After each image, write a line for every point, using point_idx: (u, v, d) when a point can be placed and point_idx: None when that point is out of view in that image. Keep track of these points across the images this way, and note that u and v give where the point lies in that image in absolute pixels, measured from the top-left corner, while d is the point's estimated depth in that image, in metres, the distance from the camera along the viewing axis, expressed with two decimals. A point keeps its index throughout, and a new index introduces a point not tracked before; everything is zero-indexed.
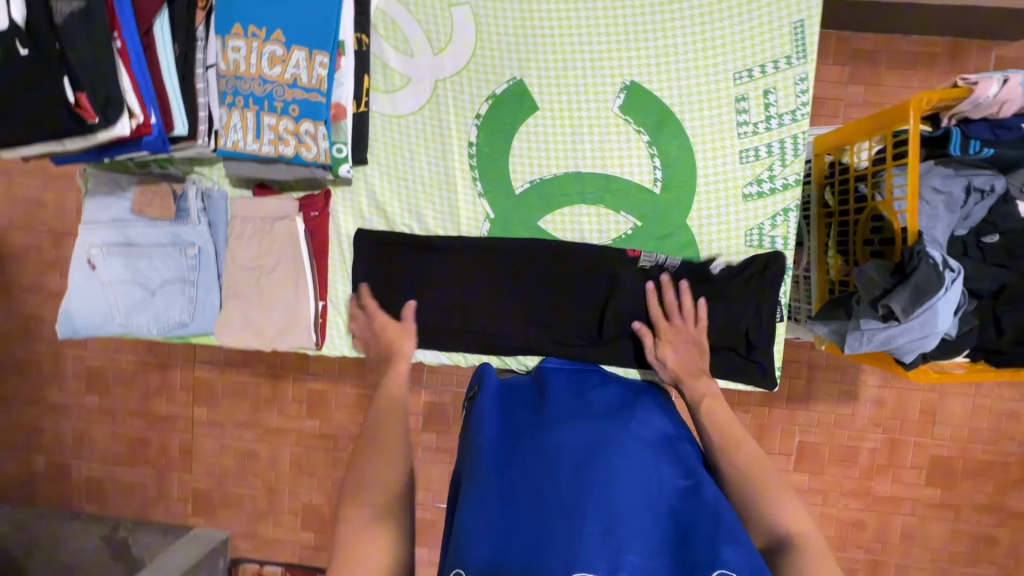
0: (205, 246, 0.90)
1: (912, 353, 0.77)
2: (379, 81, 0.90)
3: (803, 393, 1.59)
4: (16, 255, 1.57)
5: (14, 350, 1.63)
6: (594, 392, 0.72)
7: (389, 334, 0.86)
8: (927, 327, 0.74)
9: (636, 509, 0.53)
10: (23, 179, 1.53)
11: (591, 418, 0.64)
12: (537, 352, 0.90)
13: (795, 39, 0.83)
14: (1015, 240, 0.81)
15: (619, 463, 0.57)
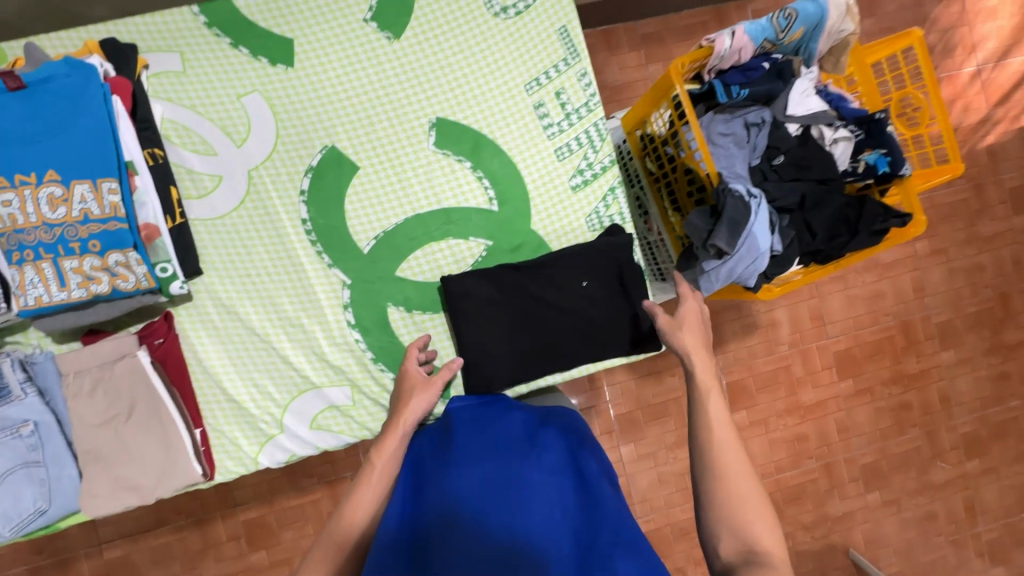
0: (42, 417, 0.81)
1: (753, 275, 0.85)
2: (189, 188, 0.87)
3: (712, 340, 1.70)
4: None
5: None
6: (498, 422, 0.74)
7: (412, 380, 0.82)
8: (755, 249, 0.83)
9: (540, 529, 0.56)
10: None
11: (496, 453, 0.66)
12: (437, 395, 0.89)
13: (565, 43, 0.93)
14: (798, 156, 0.93)
15: (520, 487, 0.60)
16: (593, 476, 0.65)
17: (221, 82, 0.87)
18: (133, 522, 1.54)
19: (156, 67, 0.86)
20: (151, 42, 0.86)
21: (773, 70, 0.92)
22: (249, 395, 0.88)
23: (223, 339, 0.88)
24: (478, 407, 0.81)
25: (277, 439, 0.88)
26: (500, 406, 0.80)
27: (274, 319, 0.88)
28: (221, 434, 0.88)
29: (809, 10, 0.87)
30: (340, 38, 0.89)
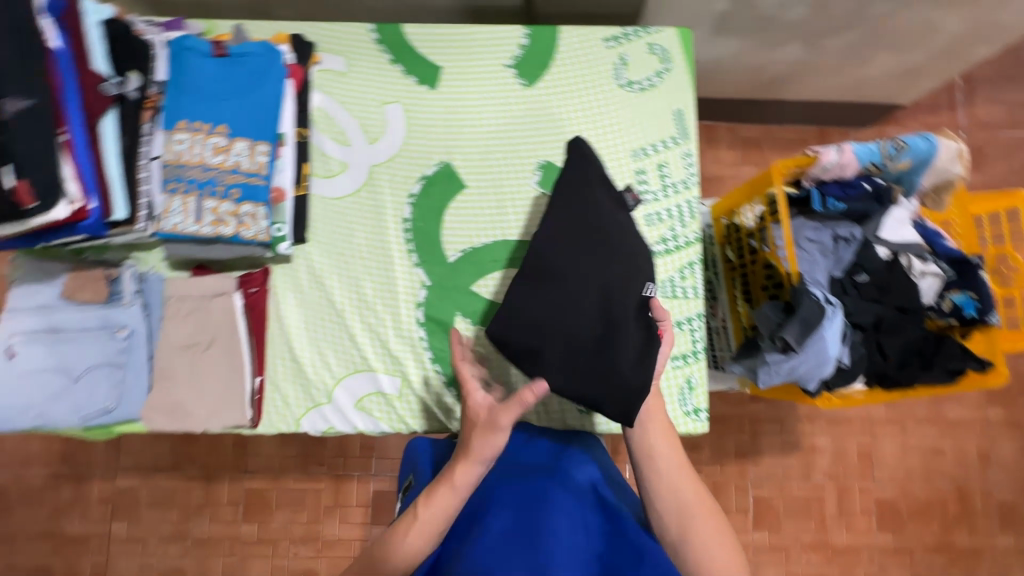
0: (137, 327, 0.90)
1: (815, 378, 0.85)
2: (318, 167, 0.98)
3: (749, 447, 1.64)
4: None
5: None
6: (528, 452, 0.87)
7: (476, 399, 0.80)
8: (824, 353, 0.83)
9: (567, 545, 0.69)
10: None
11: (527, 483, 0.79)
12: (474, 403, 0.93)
13: (678, 123, 1.00)
14: (881, 278, 0.93)
15: (549, 511, 0.73)
16: (612, 501, 0.77)
17: (373, 89, 1.00)
18: (155, 459, 1.63)
19: (326, 64, 1.00)
20: (326, 44, 1.00)
21: (872, 192, 0.95)
22: (311, 360, 0.94)
23: (303, 304, 0.95)
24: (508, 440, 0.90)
25: (322, 408, 0.93)
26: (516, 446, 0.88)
27: (353, 299, 0.96)
28: (276, 389, 0.93)
29: (921, 146, 0.90)
30: (482, 75, 1.00)
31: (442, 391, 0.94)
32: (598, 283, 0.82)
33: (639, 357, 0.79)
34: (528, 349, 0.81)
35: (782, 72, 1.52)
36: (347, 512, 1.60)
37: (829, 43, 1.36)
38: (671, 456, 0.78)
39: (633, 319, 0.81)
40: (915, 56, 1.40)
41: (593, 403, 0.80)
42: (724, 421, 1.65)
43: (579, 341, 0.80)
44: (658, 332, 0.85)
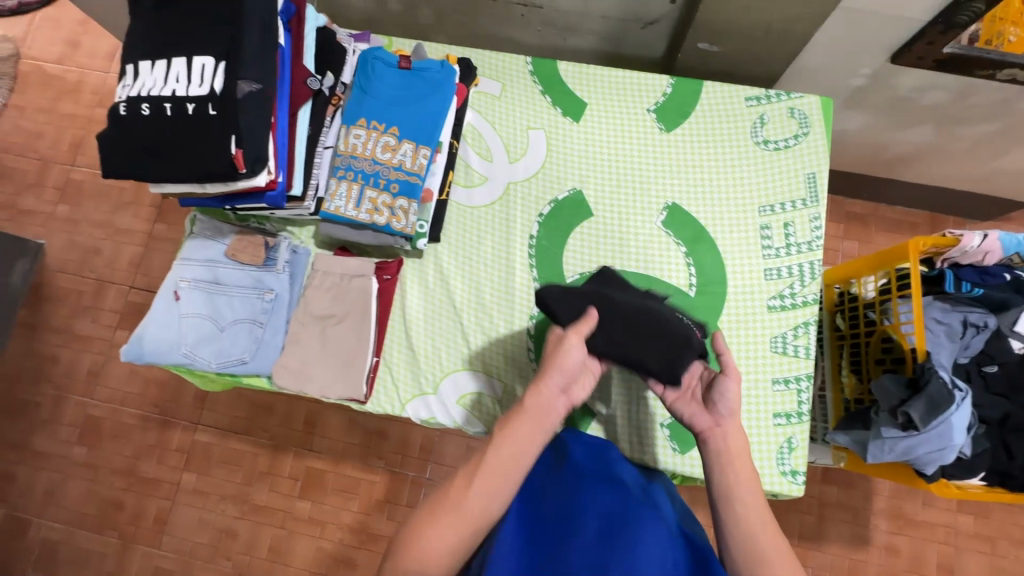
0: (282, 292, 1.00)
1: (934, 464, 0.82)
2: (460, 177, 1.07)
3: (815, 530, 1.56)
4: (87, 307, 1.79)
5: (44, 389, 1.76)
6: (613, 458, 0.75)
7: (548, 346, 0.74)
8: (949, 439, 0.80)
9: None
10: (115, 242, 1.81)
11: (614, 493, 0.68)
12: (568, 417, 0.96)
13: (809, 186, 1.02)
14: (1013, 371, 0.90)
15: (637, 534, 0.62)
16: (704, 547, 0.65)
17: (521, 114, 1.09)
18: (232, 420, 1.71)
19: (483, 88, 1.10)
20: (487, 70, 1.11)
21: (1014, 283, 0.92)
22: (425, 351, 1.00)
23: (426, 298, 1.03)
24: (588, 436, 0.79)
25: (427, 397, 0.99)
26: (604, 449, 0.76)
27: (472, 301, 1.02)
28: (388, 371, 1.00)
29: None
30: (624, 115, 1.07)
31: None
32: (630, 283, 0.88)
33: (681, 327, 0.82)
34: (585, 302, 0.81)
35: (903, 153, 1.51)
36: (395, 510, 1.61)
37: (961, 131, 1.36)
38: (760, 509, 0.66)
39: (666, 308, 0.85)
40: None
41: (637, 363, 0.79)
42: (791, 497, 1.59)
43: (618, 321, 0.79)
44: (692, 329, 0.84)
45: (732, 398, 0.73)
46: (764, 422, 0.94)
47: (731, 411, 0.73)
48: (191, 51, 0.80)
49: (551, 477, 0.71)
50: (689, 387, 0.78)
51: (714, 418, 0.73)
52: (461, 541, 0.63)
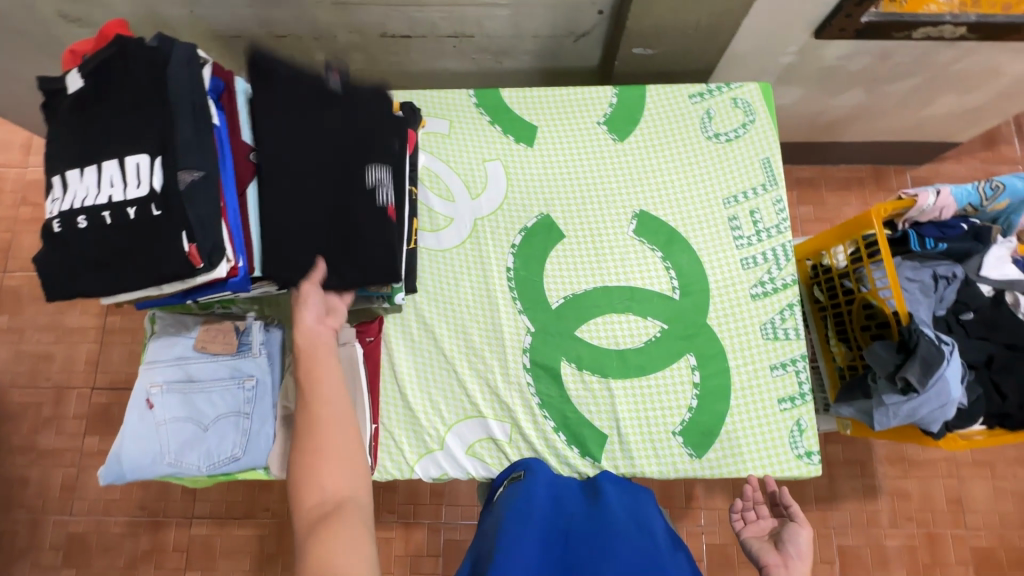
0: (262, 376, 0.95)
1: (939, 420, 0.84)
2: (425, 222, 1.05)
3: (830, 491, 1.67)
4: (49, 417, 1.67)
5: (16, 515, 1.63)
6: (649, 510, 0.77)
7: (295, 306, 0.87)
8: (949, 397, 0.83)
9: None
10: (69, 343, 1.70)
11: (645, 539, 0.69)
12: (579, 444, 0.95)
13: (766, 171, 1.05)
14: (987, 315, 0.94)
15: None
16: None
17: (474, 148, 1.08)
18: (228, 506, 1.62)
19: (430, 127, 1.09)
20: (433, 110, 1.10)
21: (972, 232, 0.96)
22: (422, 406, 0.97)
23: (415, 352, 1.00)
24: (626, 486, 0.84)
25: (435, 453, 0.96)
26: (643, 499, 0.80)
27: (461, 346, 0.99)
28: (389, 435, 0.97)
29: (1015, 185, 0.94)
30: (575, 133, 1.08)
31: (552, 434, 0.96)
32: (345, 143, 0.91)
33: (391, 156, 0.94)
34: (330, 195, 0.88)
35: (839, 116, 1.57)
36: (418, 562, 1.56)
37: (889, 89, 1.43)
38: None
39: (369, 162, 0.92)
40: (975, 97, 1.46)
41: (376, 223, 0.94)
42: None
43: (324, 244, 0.87)
44: (388, 211, 0.91)
45: (802, 543, 0.83)
46: (771, 410, 0.95)
47: (800, 555, 0.82)
48: (122, 152, 0.75)
49: (582, 519, 0.73)
50: (762, 532, 0.89)
51: (781, 556, 0.83)
52: (346, 470, 0.76)
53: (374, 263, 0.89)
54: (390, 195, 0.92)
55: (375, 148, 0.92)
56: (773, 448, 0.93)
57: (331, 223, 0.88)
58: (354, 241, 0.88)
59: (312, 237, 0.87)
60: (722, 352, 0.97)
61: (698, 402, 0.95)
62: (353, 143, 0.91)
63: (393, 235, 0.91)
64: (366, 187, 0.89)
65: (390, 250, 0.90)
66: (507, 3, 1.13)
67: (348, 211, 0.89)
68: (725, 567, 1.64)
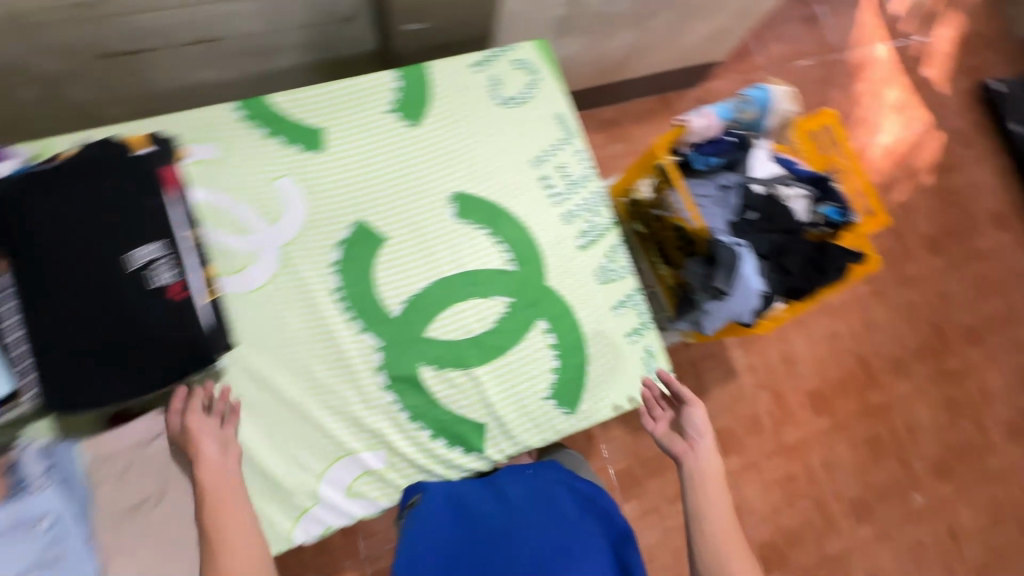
0: (64, 510, 0.74)
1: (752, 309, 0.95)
2: (222, 264, 0.90)
3: (699, 388, 1.91)
4: None
5: None
6: (549, 490, 0.87)
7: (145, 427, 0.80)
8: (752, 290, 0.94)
9: None
10: None
11: (553, 529, 0.79)
12: (461, 442, 0.93)
13: (562, 125, 1.08)
14: (766, 211, 1.07)
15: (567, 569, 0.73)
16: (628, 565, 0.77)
17: (255, 166, 0.94)
18: None
19: (198, 156, 0.91)
20: (190, 134, 0.92)
21: (737, 141, 1.09)
22: (282, 467, 0.86)
23: (255, 411, 0.87)
24: (527, 475, 0.91)
25: (312, 511, 0.87)
26: (547, 480, 0.89)
27: (307, 387, 0.90)
28: (253, 511, 0.85)
29: (758, 95, 1.07)
30: (366, 126, 0.99)
31: (432, 442, 0.92)
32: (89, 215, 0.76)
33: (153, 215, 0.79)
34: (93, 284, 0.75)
35: (620, 57, 1.69)
36: None
37: (652, 25, 1.56)
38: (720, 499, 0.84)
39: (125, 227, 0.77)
40: (719, 20, 1.65)
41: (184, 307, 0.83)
42: None
43: (106, 343, 0.75)
44: (171, 292, 0.78)
45: (700, 423, 0.90)
46: (623, 345, 1.02)
47: (700, 433, 0.90)
48: None
49: (486, 524, 0.81)
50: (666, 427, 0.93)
51: (688, 442, 0.90)
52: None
53: (176, 353, 0.78)
54: (170, 272, 0.78)
55: (135, 223, 0.77)
56: (631, 381, 1.01)
57: (108, 317, 0.75)
58: (143, 339, 0.76)
59: (98, 347, 0.75)
60: (569, 308, 1.01)
61: (560, 361, 0.98)
62: (110, 221, 0.76)
63: (189, 316, 0.78)
64: (135, 270, 0.76)
65: (194, 340, 0.79)
66: None
67: (122, 306, 0.75)
68: (636, 485, 1.81)
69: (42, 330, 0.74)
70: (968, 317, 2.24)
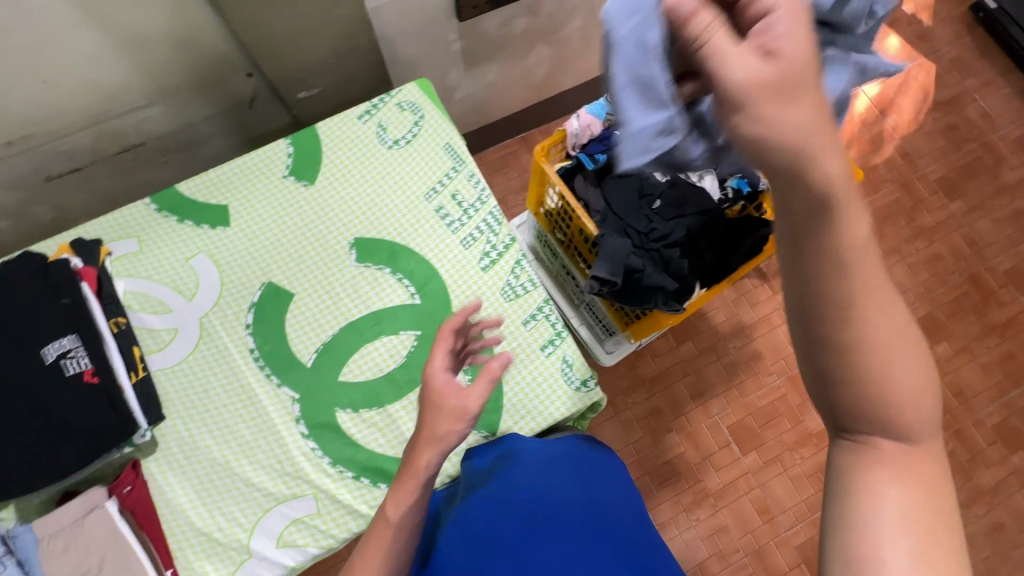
0: None
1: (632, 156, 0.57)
2: (149, 344, 0.99)
3: (701, 384, 1.81)
4: None
5: None
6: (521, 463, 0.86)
7: (88, 505, 0.87)
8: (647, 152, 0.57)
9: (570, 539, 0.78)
10: None
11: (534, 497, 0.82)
12: (382, 481, 0.94)
13: (452, 154, 1.10)
14: (671, 196, 1.05)
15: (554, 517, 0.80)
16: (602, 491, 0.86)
17: (173, 252, 1.04)
18: None
19: (118, 252, 1.03)
20: (114, 235, 1.04)
21: None
22: (216, 524, 0.91)
23: (189, 475, 0.93)
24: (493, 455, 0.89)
25: (248, 563, 0.90)
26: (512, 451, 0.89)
27: (234, 446, 0.95)
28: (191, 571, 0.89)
29: None
30: (266, 195, 1.07)
31: (354, 484, 0.94)
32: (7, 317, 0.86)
33: (66, 311, 0.88)
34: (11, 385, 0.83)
35: (545, 73, 1.71)
36: None
37: (564, 35, 1.57)
38: (885, 291, 0.48)
39: (43, 327, 0.86)
40: None
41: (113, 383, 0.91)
42: (666, 374, 1.81)
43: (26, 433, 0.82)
44: (84, 378, 0.85)
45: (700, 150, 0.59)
46: (538, 360, 1.00)
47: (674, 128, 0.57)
48: None
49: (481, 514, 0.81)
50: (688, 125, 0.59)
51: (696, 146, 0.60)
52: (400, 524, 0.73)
53: (92, 435, 0.85)
54: (84, 359, 0.87)
55: (46, 321, 0.86)
56: (554, 396, 0.99)
57: (24, 409, 0.83)
58: (60, 425, 0.83)
59: (21, 438, 0.82)
60: None
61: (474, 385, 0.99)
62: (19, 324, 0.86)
63: (103, 399, 0.86)
64: (48, 363, 0.85)
65: (103, 417, 0.85)
66: (151, 101, 1.13)
67: (37, 396, 0.83)
68: (647, 497, 1.72)
69: None
70: (1008, 259, 1.99)
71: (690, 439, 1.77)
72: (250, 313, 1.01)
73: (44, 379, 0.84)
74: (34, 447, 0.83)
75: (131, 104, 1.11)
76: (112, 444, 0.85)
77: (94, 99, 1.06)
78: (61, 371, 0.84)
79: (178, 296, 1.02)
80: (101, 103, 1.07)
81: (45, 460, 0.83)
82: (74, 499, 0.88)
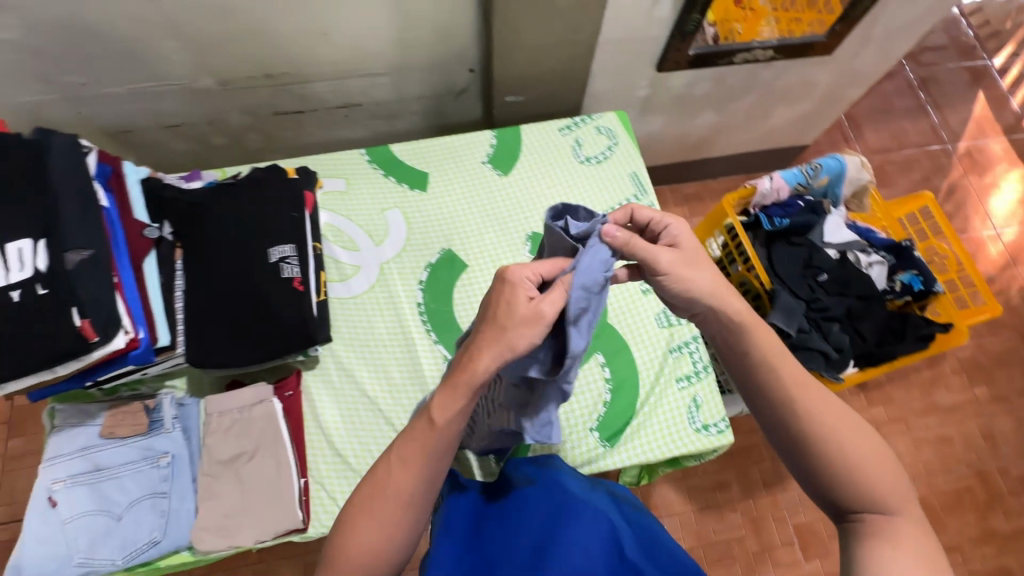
0: (178, 452, 0.93)
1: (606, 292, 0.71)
2: (333, 273, 1.09)
3: (775, 474, 1.76)
4: None
5: None
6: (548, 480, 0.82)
7: (254, 398, 0.96)
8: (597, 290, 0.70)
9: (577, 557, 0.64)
10: None
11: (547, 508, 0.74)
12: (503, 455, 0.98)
13: (636, 183, 1.19)
14: (839, 275, 1.09)
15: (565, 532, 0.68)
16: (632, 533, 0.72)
17: (374, 200, 1.15)
18: None
19: (328, 187, 1.15)
20: (328, 172, 1.17)
21: (807, 206, 1.13)
22: (351, 449, 0.97)
23: (338, 398, 1.00)
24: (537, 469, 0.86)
25: None
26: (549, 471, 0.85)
27: (383, 385, 1.02)
28: (321, 487, 0.95)
29: (831, 164, 1.12)
30: (464, 174, 1.18)
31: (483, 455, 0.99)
32: (246, 214, 0.98)
33: (293, 222, 0.99)
34: (236, 272, 0.95)
35: (701, 136, 1.80)
36: None
37: (734, 107, 1.66)
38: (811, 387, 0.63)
39: (273, 232, 0.98)
40: (805, 106, 1.72)
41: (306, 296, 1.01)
42: (743, 452, 1.78)
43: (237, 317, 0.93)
44: (294, 284, 0.95)
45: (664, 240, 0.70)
46: (677, 389, 1.03)
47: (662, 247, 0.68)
48: None
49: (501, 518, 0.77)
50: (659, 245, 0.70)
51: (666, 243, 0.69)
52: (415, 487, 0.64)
53: (285, 335, 0.94)
54: (296, 268, 0.97)
55: (278, 227, 0.98)
56: (683, 428, 1.01)
57: (242, 296, 0.94)
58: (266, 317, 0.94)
59: (232, 320, 0.93)
60: (626, 346, 1.06)
61: (611, 394, 1.03)
62: (256, 224, 0.98)
63: (303, 306, 0.95)
64: (271, 263, 0.96)
65: (300, 319, 0.94)
66: (386, 72, 1.27)
67: (257, 286, 0.94)
68: None
69: (203, 299, 0.94)
70: None
71: (754, 527, 1.71)
72: (425, 272, 1.10)
73: (262, 275, 0.95)
74: (239, 330, 0.93)
75: (371, 70, 1.26)
76: (299, 347, 0.94)
77: (349, 56, 1.21)
78: (280, 272, 0.95)
79: (370, 239, 1.12)
80: (350, 62, 1.22)
81: (245, 344, 0.93)
82: (244, 388, 0.96)
